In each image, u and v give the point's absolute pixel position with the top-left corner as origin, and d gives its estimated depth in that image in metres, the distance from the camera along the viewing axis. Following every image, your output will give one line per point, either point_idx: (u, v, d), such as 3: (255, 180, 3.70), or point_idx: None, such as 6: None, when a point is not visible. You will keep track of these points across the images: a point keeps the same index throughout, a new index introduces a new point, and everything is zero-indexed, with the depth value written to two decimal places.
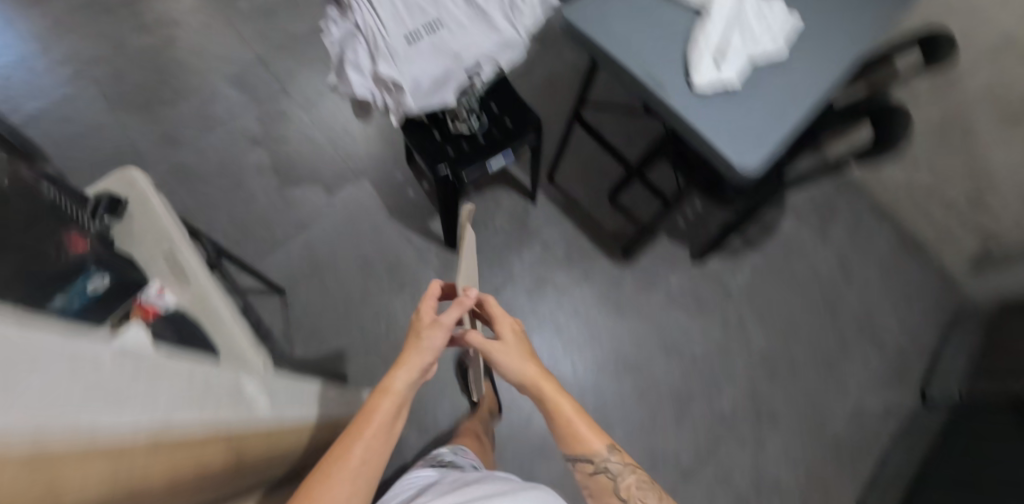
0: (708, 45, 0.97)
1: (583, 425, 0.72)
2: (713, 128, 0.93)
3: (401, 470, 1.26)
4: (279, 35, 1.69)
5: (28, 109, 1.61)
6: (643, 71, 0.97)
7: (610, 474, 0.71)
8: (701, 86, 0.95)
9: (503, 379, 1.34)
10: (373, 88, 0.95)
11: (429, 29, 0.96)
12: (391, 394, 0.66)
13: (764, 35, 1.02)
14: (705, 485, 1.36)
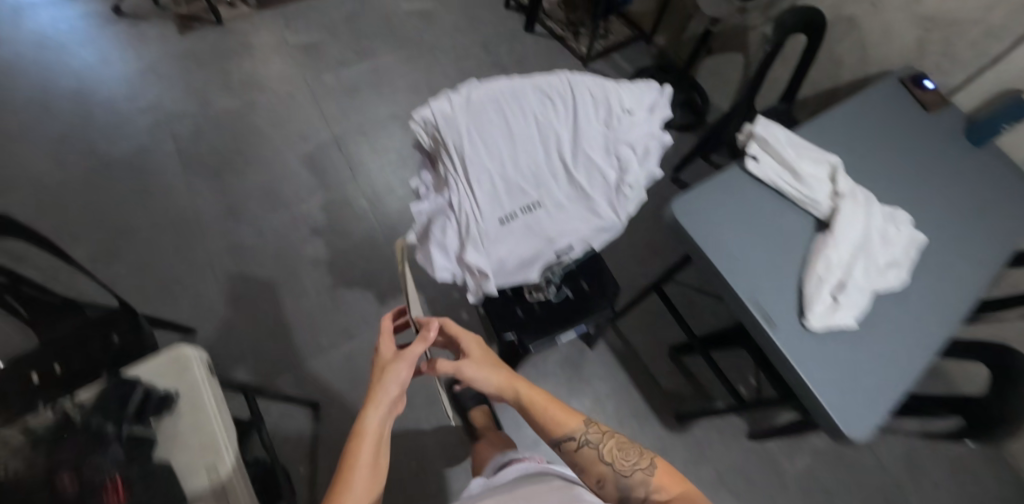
0: (834, 274, 0.88)
1: (546, 412, 0.77)
2: (829, 376, 0.84)
3: None
4: (357, 116, 1.70)
5: (101, 151, 1.61)
6: (758, 289, 0.88)
7: (592, 445, 0.74)
8: (821, 322, 0.85)
9: None
10: (456, 269, 0.84)
11: (526, 209, 0.86)
12: (366, 432, 0.66)
13: (888, 265, 0.94)
14: None
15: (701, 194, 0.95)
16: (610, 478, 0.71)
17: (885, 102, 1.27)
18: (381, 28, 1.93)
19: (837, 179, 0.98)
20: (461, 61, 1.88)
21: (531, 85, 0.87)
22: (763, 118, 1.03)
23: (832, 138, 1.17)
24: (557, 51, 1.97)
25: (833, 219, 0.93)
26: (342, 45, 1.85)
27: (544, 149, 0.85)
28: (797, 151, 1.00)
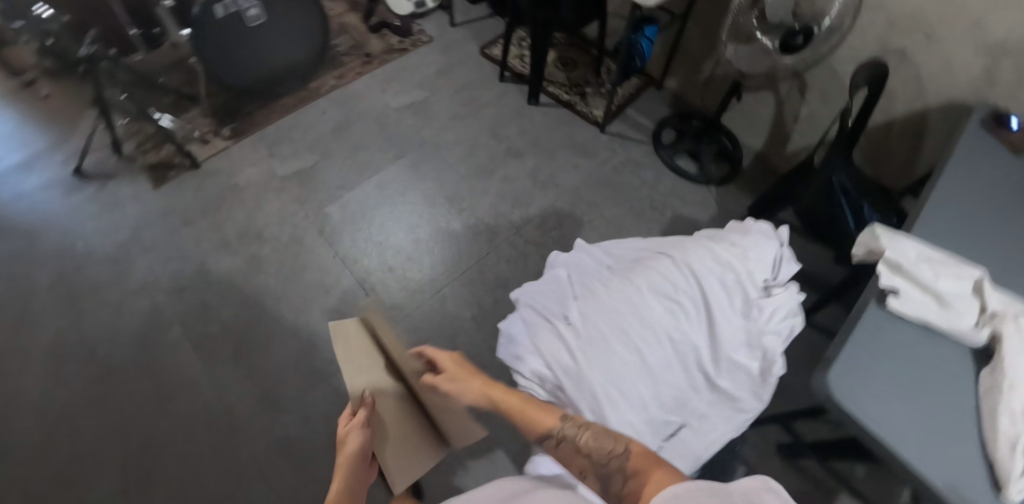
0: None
1: (528, 417, 0.60)
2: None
3: None
4: (377, 242, 1.53)
5: (100, 350, 1.37)
6: (945, 460, 0.74)
7: (572, 439, 0.56)
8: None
9: None
10: None
11: (670, 435, 0.70)
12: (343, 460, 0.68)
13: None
14: None
15: (843, 347, 0.83)
16: (592, 472, 0.52)
17: (980, 155, 1.08)
18: (375, 133, 1.75)
19: (988, 296, 0.85)
20: (471, 154, 1.70)
21: (648, 289, 0.73)
22: (882, 232, 0.93)
23: (950, 219, 0.98)
24: (567, 119, 1.80)
25: (1004, 350, 0.80)
26: (340, 162, 1.69)
27: (683, 367, 0.71)
28: (934, 268, 0.88)
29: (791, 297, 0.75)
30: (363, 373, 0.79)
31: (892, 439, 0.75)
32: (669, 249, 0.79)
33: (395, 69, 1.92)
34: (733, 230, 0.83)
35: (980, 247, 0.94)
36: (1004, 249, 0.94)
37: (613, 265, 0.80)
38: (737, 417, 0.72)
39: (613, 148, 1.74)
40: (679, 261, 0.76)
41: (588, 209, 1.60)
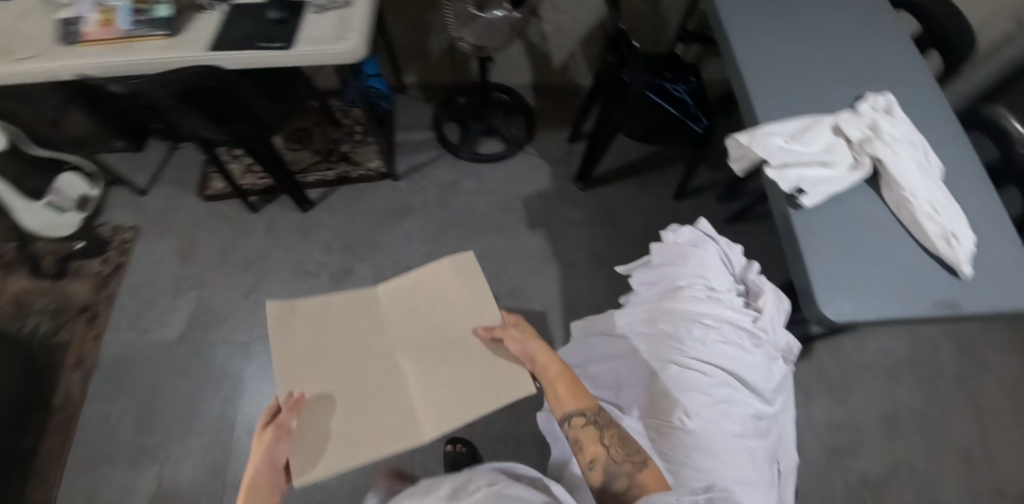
0: (942, 215, 0.85)
1: (568, 399, 0.62)
2: (1020, 284, 0.83)
3: None
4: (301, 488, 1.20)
5: None
6: (926, 286, 0.82)
7: (599, 425, 0.60)
8: (969, 259, 0.84)
9: None
10: None
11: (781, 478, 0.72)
12: (267, 459, 0.57)
13: (936, 156, 0.93)
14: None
15: (799, 251, 0.85)
16: (599, 466, 0.57)
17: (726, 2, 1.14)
18: (181, 384, 1.32)
19: (844, 131, 0.92)
20: None
21: (695, 417, 0.65)
22: (744, 137, 0.93)
23: (758, 77, 1.03)
24: (356, 196, 1.53)
25: (889, 170, 0.88)
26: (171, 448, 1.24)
27: (764, 436, 0.69)
28: (800, 138, 0.91)
29: (766, 292, 0.76)
30: (334, 370, 0.69)
31: (892, 299, 0.80)
32: (663, 350, 0.72)
33: (130, 298, 1.43)
34: (674, 270, 0.79)
35: (793, 88, 1.01)
36: (805, 75, 1.04)
37: (632, 407, 0.71)
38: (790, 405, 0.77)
39: (426, 186, 1.54)
40: (686, 360, 0.70)
41: None
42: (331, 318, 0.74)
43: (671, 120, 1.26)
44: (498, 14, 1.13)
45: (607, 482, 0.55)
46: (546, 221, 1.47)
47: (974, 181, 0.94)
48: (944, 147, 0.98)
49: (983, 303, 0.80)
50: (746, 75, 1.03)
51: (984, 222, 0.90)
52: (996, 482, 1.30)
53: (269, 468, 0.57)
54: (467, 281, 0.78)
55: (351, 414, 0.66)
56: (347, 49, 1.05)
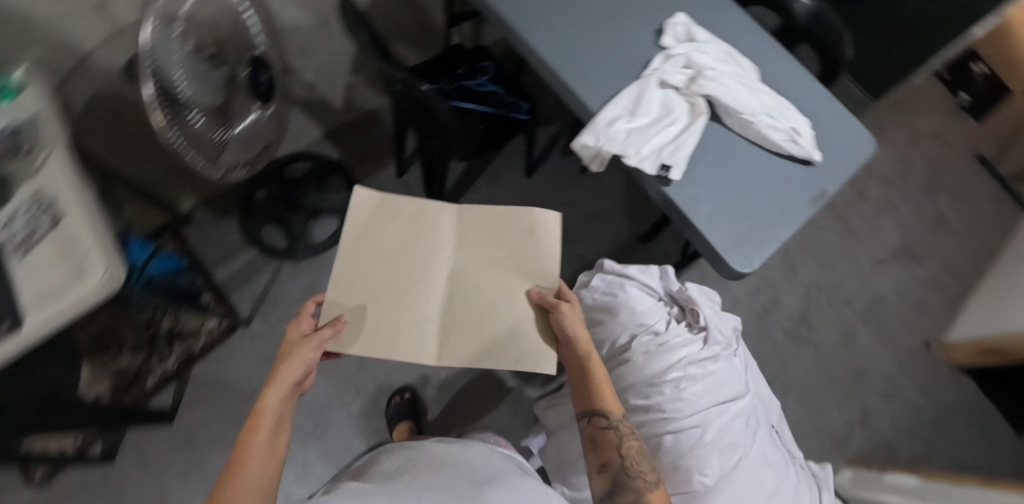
0: (780, 118, 0.88)
1: (602, 395, 0.60)
2: (846, 143, 0.94)
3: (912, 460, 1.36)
4: None
5: None
6: (800, 191, 0.87)
7: (622, 435, 0.59)
8: (814, 146, 0.90)
9: (823, 367, 1.43)
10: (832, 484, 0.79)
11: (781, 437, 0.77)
12: (266, 414, 0.47)
13: (745, 62, 0.95)
14: (867, 206, 1.64)
15: (703, 227, 0.81)
16: (612, 475, 0.58)
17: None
18: None
19: (669, 82, 0.88)
20: None
21: (708, 470, 0.66)
22: (592, 134, 0.83)
23: (561, 45, 0.91)
24: (213, 369, 1.27)
25: (726, 100, 0.86)
26: None
27: (760, 425, 0.72)
28: (640, 110, 0.85)
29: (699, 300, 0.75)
30: (375, 288, 0.59)
31: (788, 223, 0.83)
32: (646, 420, 0.70)
33: None
34: (611, 327, 0.76)
35: (600, 46, 0.92)
36: (601, 23, 0.95)
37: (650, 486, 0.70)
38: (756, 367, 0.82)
39: (288, 306, 1.33)
40: (676, 426, 0.68)
41: (368, 369, 1.27)
42: (400, 252, 0.61)
43: (492, 121, 1.18)
44: (245, 123, 0.89)
45: (622, 487, 0.57)
46: None
47: (777, 67, 0.99)
48: (740, 46, 1.01)
49: (838, 176, 0.89)
50: (552, 52, 0.90)
51: (802, 103, 0.96)
52: (868, 256, 1.58)
53: (272, 419, 0.47)
54: (533, 240, 0.63)
55: (363, 351, 0.55)
56: (101, 280, 0.62)
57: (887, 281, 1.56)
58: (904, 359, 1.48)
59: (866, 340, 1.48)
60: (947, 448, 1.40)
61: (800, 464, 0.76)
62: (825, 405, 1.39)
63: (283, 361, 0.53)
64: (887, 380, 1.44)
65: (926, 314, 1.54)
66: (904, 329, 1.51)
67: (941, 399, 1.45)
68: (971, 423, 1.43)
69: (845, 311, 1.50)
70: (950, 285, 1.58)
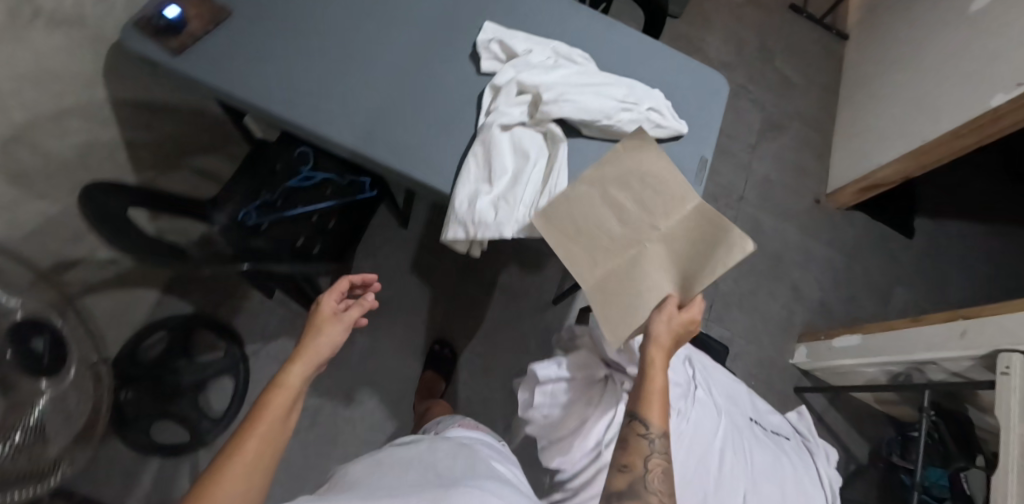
0: (635, 104, 0.83)
1: (652, 406, 0.57)
2: (697, 94, 0.92)
3: (841, 308, 1.52)
4: None
5: None
6: (681, 170, 0.85)
7: (654, 449, 0.55)
8: (676, 117, 0.86)
9: (745, 267, 1.51)
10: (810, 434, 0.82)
11: (756, 427, 0.76)
12: (284, 388, 0.54)
13: (573, 57, 0.87)
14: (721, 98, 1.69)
15: None
16: (629, 478, 0.53)
17: (243, 62, 0.80)
18: None
19: (515, 119, 0.78)
20: None
21: None
22: (469, 222, 0.70)
23: (374, 129, 0.78)
24: None
25: (580, 113, 0.78)
26: None
27: (741, 444, 0.69)
28: (502, 166, 0.73)
29: None
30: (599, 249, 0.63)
31: None
32: None
33: None
34: None
35: (416, 108, 0.81)
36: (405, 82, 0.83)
37: None
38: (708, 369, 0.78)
39: None
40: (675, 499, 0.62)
41: None
42: (574, 200, 0.64)
43: (340, 214, 1.05)
44: (43, 410, 0.58)
45: (634, 490, 0.51)
46: (358, 373, 1.24)
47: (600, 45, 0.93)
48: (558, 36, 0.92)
49: (705, 136, 0.88)
50: (371, 142, 0.77)
51: (642, 72, 0.92)
52: (742, 146, 1.65)
53: (286, 400, 0.53)
54: (715, 264, 0.58)
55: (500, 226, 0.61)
56: None
57: (763, 162, 1.65)
58: (804, 223, 1.60)
59: (768, 224, 1.58)
60: (860, 283, 1.57)
61: (788, 439, 0.77)
62: (762, 298, 1.49)
63: (311, 335, 0.61)
64: (799, 249, 1.57)
65: (803, 175, 1.67)
66: (792, 198, 1.63)
67: (842, 243, 1.61)
68: (871, 251, 1.61)
69: (742, 207, 1.58)
70: (812, 139, 1.70)
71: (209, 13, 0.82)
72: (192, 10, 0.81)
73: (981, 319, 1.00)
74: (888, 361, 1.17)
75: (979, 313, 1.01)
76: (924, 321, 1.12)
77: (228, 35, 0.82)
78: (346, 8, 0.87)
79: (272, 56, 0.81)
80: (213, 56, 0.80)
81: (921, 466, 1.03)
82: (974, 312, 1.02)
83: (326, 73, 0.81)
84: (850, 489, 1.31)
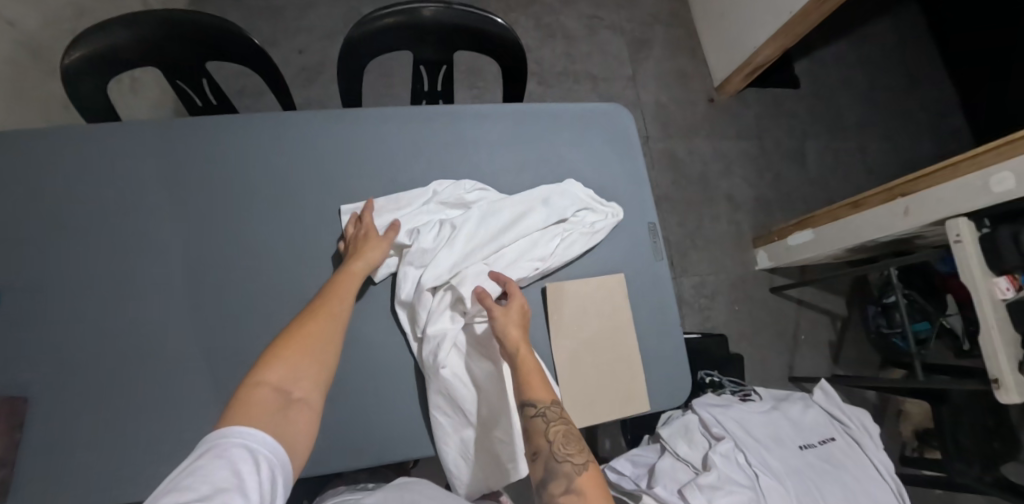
0: (560, 222, 0.73)
1: (536, 386, 0.58)
2: (604, 155, 0.81)
3: (774, 194, 1.57)
4: None
5: None
6: (634, 254, 0.77)
7: (549, 422, 0.56)
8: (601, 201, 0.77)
9: (682, 209, 1.50)
10: (849, 411, 0.86)
11: (810, 452, 0.79)
12: (355, 275, 0.62)
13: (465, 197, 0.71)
14: (577, 51, 1.56)
15: (627, 400, 0.70)
16: (543, 461, 0.54)
17: (100, 442, 0.61)
18: None
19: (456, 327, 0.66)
20: None
21: None
22: (480, 478, 0.63)
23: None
24: None
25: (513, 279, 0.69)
26: None
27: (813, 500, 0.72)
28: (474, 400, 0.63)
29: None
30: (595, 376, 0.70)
31: (663, 298, 0.76)
32: None
33: None
34: None
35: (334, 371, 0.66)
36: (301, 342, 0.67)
37: None
38: (750, 436, 0.78)
39: None
40: None
41: None
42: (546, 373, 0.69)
43: None
44: None
45: (551, 475, 0.52)
46: None
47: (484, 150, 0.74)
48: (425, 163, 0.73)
49: (637, 203, 0.80)
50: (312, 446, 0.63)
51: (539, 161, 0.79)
52: (622, 83, 1.56)
53: (352, 282, 0.62)
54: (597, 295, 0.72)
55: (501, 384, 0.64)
56: None
57: (646, 94, 1.57)
58: (709, 129, 1.58)
59: (680, 154, 1.54)
60: (781, 158, 1.60)
61: (833, 439, 0.82)
62: (709, 225, 1.51)
63: (367, 244, 0.65)
64: (717, 157, 1.56)
65: (686, 84, 1.61)
66: (687, 113, 1.59)
67: (749, 130, 1.61)
68: (773, 121, 1.63)
69: (651, 151, 1.53)
70: (675, 44, 1.63)
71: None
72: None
73: (918, 192, 1.04)
74: (843, 245, 1.25)
75: (914, 186, 1.05)
76: (865, 200, 1.17)
77: (54, 419, 0.61)
78: (172, 291, 0.67)
79: (129, 412, 0.63)
80: (56, 459, 0.60)
81: (909, 327, 1.14)
82: (909, 186, 1.06)
83: (213, 396, 0.64)
84: (846, 347, 1.45)
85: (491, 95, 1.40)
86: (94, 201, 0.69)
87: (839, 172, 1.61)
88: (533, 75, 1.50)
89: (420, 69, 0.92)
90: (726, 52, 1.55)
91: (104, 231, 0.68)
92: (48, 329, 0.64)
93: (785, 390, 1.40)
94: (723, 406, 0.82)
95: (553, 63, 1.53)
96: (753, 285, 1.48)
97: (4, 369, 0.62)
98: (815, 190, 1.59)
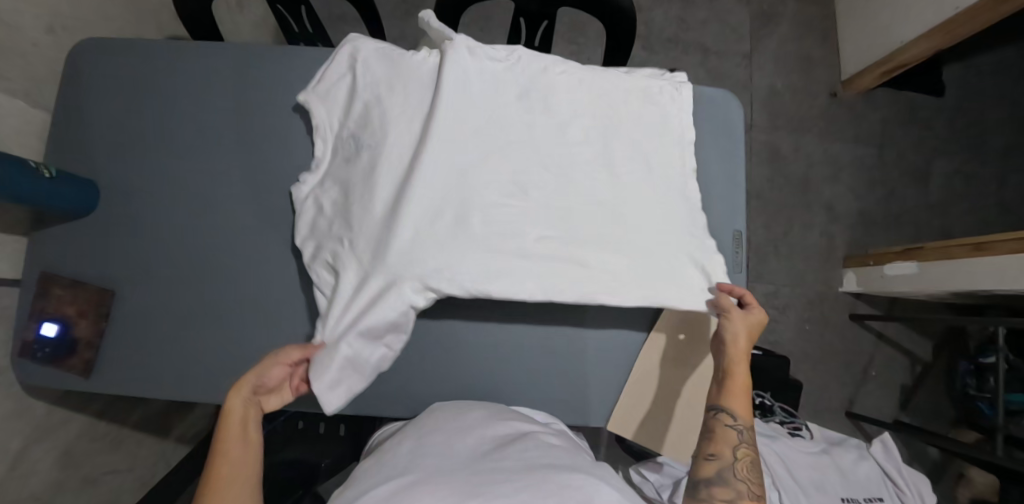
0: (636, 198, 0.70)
1: (736, 395, 0.57)
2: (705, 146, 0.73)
3: (879, 215, 1.39)
4: None
5: None
6: None
7: (742, 438, 0.55)
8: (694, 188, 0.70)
9: (770, 211, 1.37)
10: (908, 477, 0.79)
11: None
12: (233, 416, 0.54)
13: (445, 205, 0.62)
14: (692, 17, 1.40)
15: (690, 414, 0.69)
16: (717, 465, 0.53)
17: (174, 342, 0.68)
18: None
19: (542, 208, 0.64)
20: None
21: None
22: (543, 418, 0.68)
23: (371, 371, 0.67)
24: None
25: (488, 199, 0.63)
26: None
27: None
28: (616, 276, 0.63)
29: None
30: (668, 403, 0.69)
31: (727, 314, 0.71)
32: None
33: None
34: None
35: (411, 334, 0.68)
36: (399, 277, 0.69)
37: None
38: (793, 481, 0.74)
39: None
40: None
41: None
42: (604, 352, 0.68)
43: None
44: None
45: (717, 479, 0.52)
46: None
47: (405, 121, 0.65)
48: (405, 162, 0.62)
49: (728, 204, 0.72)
50: (370, 390, 0.67)
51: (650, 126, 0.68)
52: (735, 60, 1.40)
53: (238, 428, 0.53)
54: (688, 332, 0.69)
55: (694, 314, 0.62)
56: None
57: (759, 77, 1.41)
58: (822, 129, 1.41)
59: (783, 150, 1.39)
60: (899, 176, 1.40)
61: (881, 500, 0.76)
62: (798, 233, 1.37)
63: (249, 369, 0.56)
64: (826, 159, 1.40)
65: (809, 72, 1.42)
66: (803, 106, 1.41)
67: (868, 137, 1.41)
68: (901, 129, 1.42)
69: (751, 143, 1.39)
70: (805, 26, 1.43)
71: (92, 301, 0.67)
72: (70, 307, 0.67)
73: None
74: (950, 289, 1.09)
75: None
76: (989, 244, 1.00)
77: (135, 313, 0.68)
78: (250, 214, 0.69)
79: (194, 330, 0.68)
80: (139, 348, 0.67)
81: (1002, 395, 1.01)
82: None
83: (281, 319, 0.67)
84: (919, 394, 1.32)
85: (591, 54, 1.30)
86: (186, 116, 0.71)
87: (965, 201, 1.39)
88: (639, 38, 1.38)
89: (521, 21, 0.85)
90: (866, 42, 1.34)
91: (187, 140, 0.71)
92: (142, 235, 0.69)
93: (837, 423, 1.31)
94: (770, 437, 0.78)
95: (664, 27, 1.39)
96: (829, 308, 1.35)
97: (94, 261, 0.69)
98: (933, 218, 1.39)
